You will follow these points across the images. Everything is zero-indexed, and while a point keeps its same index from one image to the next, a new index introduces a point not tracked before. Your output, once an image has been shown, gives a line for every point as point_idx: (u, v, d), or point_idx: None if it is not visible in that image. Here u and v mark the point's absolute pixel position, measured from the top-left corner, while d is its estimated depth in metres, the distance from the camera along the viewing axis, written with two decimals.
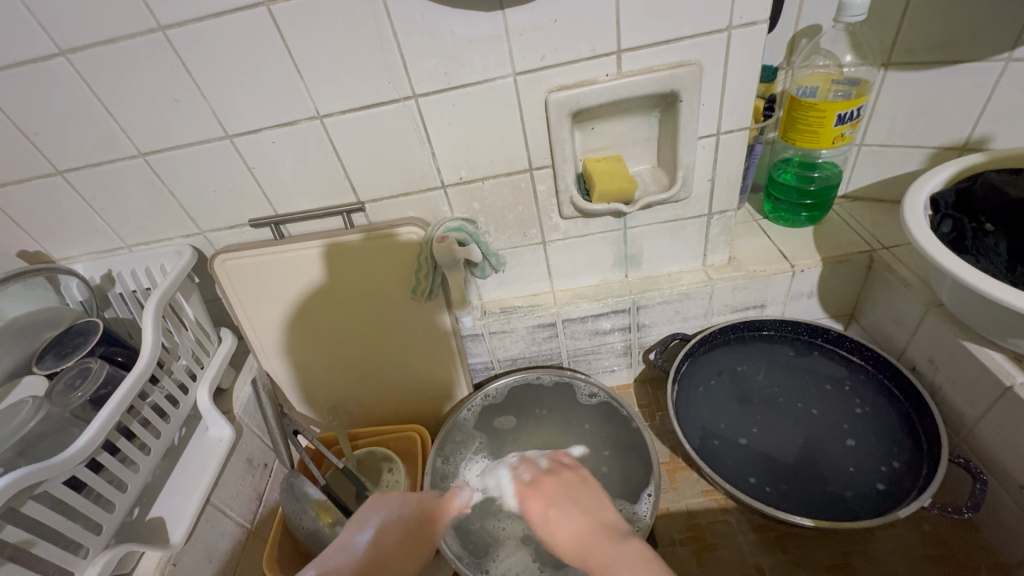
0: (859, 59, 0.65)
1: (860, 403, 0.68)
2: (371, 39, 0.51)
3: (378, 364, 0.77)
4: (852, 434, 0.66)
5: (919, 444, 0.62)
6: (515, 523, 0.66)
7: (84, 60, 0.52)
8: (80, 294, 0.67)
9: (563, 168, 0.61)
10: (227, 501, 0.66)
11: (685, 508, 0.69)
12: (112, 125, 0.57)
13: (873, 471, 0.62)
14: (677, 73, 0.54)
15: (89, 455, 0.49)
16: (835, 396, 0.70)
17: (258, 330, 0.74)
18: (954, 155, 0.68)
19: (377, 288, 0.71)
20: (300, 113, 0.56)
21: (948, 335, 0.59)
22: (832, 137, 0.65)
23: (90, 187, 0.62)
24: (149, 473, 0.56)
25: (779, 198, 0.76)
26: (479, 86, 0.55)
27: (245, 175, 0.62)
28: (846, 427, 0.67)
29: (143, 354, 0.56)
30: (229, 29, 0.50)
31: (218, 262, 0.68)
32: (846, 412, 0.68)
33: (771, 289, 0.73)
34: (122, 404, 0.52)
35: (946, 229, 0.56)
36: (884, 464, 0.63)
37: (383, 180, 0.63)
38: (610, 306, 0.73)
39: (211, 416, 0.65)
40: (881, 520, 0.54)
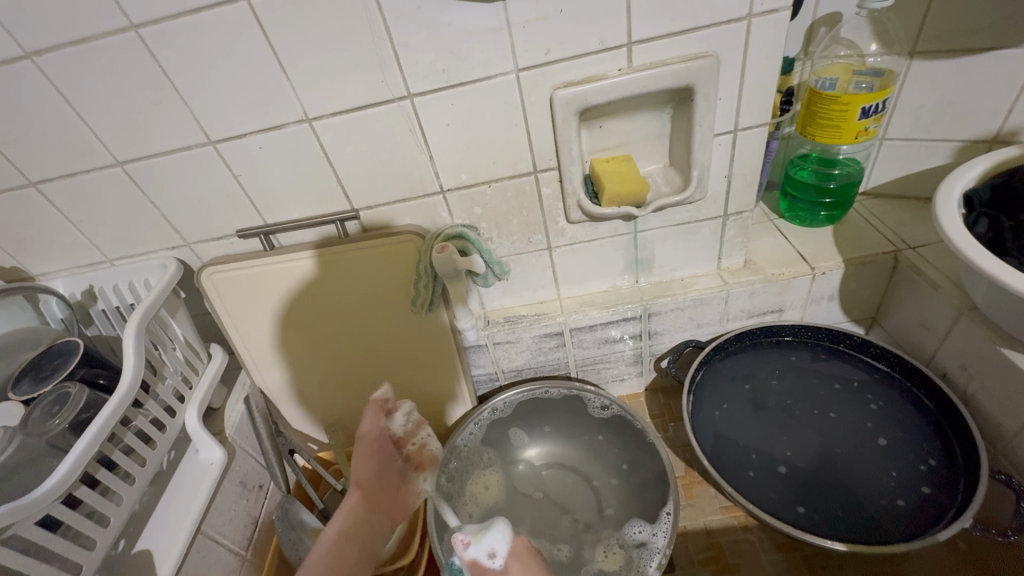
0: (884, 48, 0.61)
1: (873, 398, 0.66)
2: (362, 36, 0.47)
3: (377, 377, 0.73)
4: (881, 432, 0.63)
5: (949, 444, 0.59)
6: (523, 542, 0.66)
7: (52, 63, 0.48)
8: (60, 312, 0.63)
9: (570, 170, 0.57)
10: (220, 528, 0.62)
11: (703, 526, 0.66)
12: (86, 132, 0.53)
13: (912, 481, 0.59)
14: (693, 66, 0.50)
15: (66, 490, 0.45)
16: (847, 396, 0.67)
17: (250, 346, 0.71)
18: (983, 148, 0.64)
19: (374, 297, 0.67)
20: (287, 116, 0.52)
21: (984, 342, 0.56)
22: (855, 132, 0.61)
23: (67, 199, 0.59)
24: (134, 504, 0.53)
25: (795, 196, 0.72)
26: (479, 84, 0.51)
27: (231, 183, 0.58)
28: (870, 427, 0.64)
29: (125, 377, 0.52)
30: (207, 27, 0.46)
31: (205, 275, 0.65)
32: (863, 410, 0.66)
33: (790, 292, 0.69)
34: (102, 433, 0.48)
35: (982, 228, 0.52)
36: (923, 462, 0.59)
37: (377, 185, 0.59)
38: (620, 314, 0.69)
39: (201, 439, 0.62)
40: (922, 543, 0.50)
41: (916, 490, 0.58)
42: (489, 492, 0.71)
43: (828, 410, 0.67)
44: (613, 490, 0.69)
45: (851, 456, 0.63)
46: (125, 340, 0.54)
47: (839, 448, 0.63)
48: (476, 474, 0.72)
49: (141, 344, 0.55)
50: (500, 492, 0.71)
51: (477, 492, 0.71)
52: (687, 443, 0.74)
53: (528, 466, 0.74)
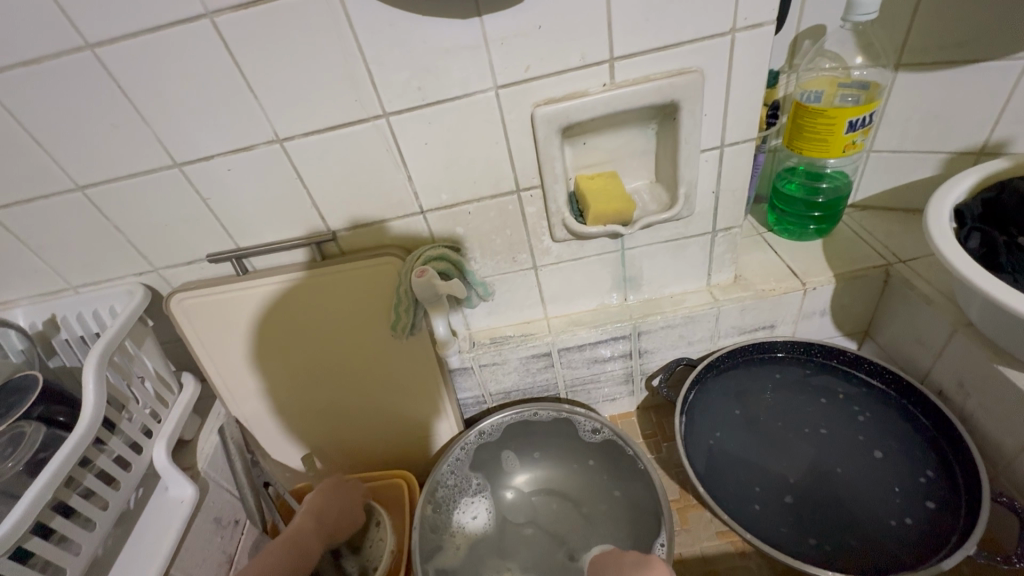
0: (871, 60, 0.61)
1: (860, 409, 0.65)
2: (333, 53, 0.45)
3: (358, 403, 0.71)
4: (877, 445, 0.62)
5: (944, 456, 0.58)
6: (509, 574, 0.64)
7: (4, 85, 0.46)
8: (20, 343, 0.60)
9: (554, 188, 0.55)
10: (191, 570, 0.58)
11: (699, 553, 0.63)
12: (42, 155, 0.50)
13: (913, 502, 0.57)
14: (677, 82, 0.49)
15: (14, 543, 0.42)
16: (834, 408, 0.66)
17: (225, 374, 0.68)
18: (970, 160, 0.64)
19: (353, 321, 0.64)
20: (257, 137, 0.50)
21: (980, 359, 0.54)
22: (843, 145, 0.60)
23: (24, 225, 0.55)
24: (93, 551, 0.49)
25: (784, 210, 0.71)
26: (457, 101, 0.49)
27: (199, 206, 0.55)
28: (862, 439, 0.63)
29: (83, 416, 0.49)
30: (168, 46, 0.44)
31: (174, 302, 0.62)
32: (852, 422, 0.65)
33: (782, 308, 0.68)
34: (56, 478, 0.45)
35: (974, 244, 0.51)
36: (920, 474, 0.58)
37: (354, 206, 0.56)
38: (609, 333, 0.67)
39: (170, 475, 0.58)
40: (925, 573, 0.48)
41: (920, 512, 0.56)
42: (479, 523, 0.69)
43: (825, 428, 0.65)
44: (609, 518, 0.67)
45: (855, 476, 0.61)
46: (84, 375, 0.51)
47: (840, 466, 0.62)
48: (465, 504, 0.69)
49: (103, 378, 0.52)
50: (490, 522, 0.69)
51: (466, 522, 0.68)
52: (680, 464, 0.72)
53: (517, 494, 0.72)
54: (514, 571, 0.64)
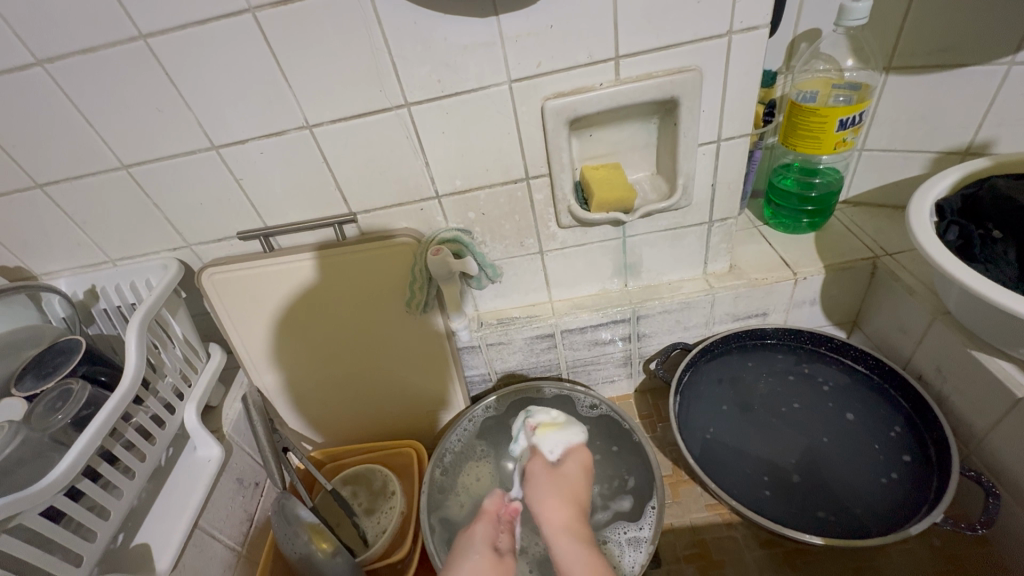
0: (860, 63, 0.64)
1: (824, 380, 0.71)
2: (361, 46, 0.50)
3: (370, 379, 0.75)
4: (850, 409, 0.68)
5: (913, 418, 0.64)
6: None
7: (62, 70, 0.50)
8: (63, 310, 0.65)
9: (561, 177, 0.59)
10: (217, 524, 0.63)
11: (690, 523, 0.67)
12: (92, 135, 0.55)
13: (894, 464, 0.62)
14: (677, 79, 0.53)
15: (68, 482, 0.47)
16: (801, 384, 0.72)
17: (250, 347, 0.72)
18: (956, 159, 0.67)
19: (369, 298, 0.69)
20: (288, 123, 0.54)
21: (955, 344, 0.58)
22: (834, 143, 0.64)
23: (71, 201, 0.60)
24: (133, 498, 0.54)
25: (779, 204, 0.75)
26: (473, 94, 0.53)
27: (232, 187, 0.60)
28: (832, 406, 0.69)
29: (126, 375, 0.54)
30: (213, 38, 0.49)
31: (206, 277, 0.66)
32: (819, 393, 0.70)
33: (774, 297, 0.72)
34: (104, 428, 0.50)
35: (952, 236, 0.55)
36: (891, 430, 0.64)
37: (375, 190, 0.61)
38: (609, 316, 0.71)
39: (198, 436, 0.63)
40: (895, 537, 0.52)
41: (892, 486, 0.60)
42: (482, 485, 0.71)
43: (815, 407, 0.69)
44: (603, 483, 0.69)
45: (838, 443, 0.65)
46: (126, 338, 0.55)
47: (826, 437, 0.66)
48: (468, 468, 0.73)
49: (143, 342, 0.57)
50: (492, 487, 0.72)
51: (470, 485, 0.71)
52: (674, 443, 0.76)
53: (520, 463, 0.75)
54: None
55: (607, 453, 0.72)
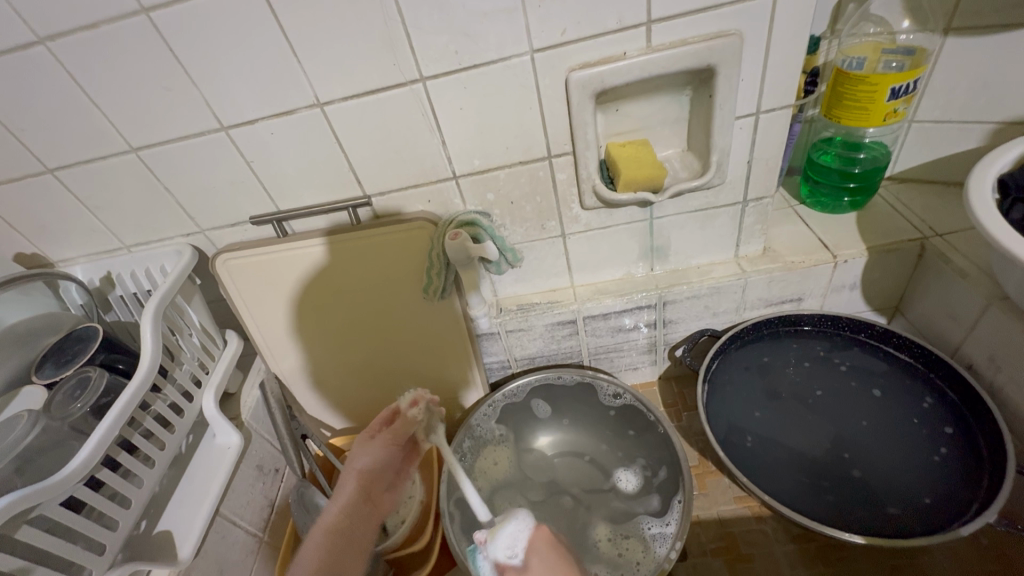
0: (918, 25, 0.59)
1: (841, 359, 0.69)
2: (373, 15, 0.46)
3: (388, 364, 0.74)
4: (878, 384, 0.65)
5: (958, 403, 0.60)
6: None
7: (65, 49, 0.48)
8: (80, 298, 0.64)
9: (585, 155, 0.56)
10: (238, 510, 0.63)
11: (717, 516, 0.65)
12: (99, 118, 0.53)
13: (939, 437, 0.59)
14: (715, 45, 0.48)
15: (88, 472, 0.46)
16: (820, 367, 0.69)
17: (266, 334, 0.71)
18: (1019, 131, 0.61)
19: (381, 283, 0.67)
20: (299, 101, 0.52)
21: (1014, 333, 0.54)
22: (883, 114, 0.59)
23: (83, 186, 0.59)
24: (154, 486, 0.54)
25: (817, 181, 0.70)
26: (493, 66, 0.50)
27: (243, 170, 0.57)
28: (855, 385, 0.66)
29: (143, 364, 0.53)
30: (217, 10, 0.46)
31: (220, 262, 0.65)
32: (838, 376, 0.68)
33: (810, 281, 0.67)
34: (122, 418, 0.49)
35: (1017, 214, 0.50)
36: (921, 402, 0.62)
37: (389, 171, 0.58)
38: (634, 302, 0.68)
39: (217, 423, 0.62)
40: (942, 538, 0.49)
41: (937, 479, 0.57)
42: (500, 470, 0.72)
43: (851, 395, 0.66)
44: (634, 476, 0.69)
45: (878, 431, 0.62)
46: (142, 326, 0.54)
47: (864, 420, 0.64)
48: (488, 453, 0.72)
49: (158, 331, 0.56)
50: (513, 472, 0.72)
51: (489, 469, 0.71)
52: (700, 433, 0.74)
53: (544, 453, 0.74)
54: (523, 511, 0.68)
55: (637, 445, 0.70)
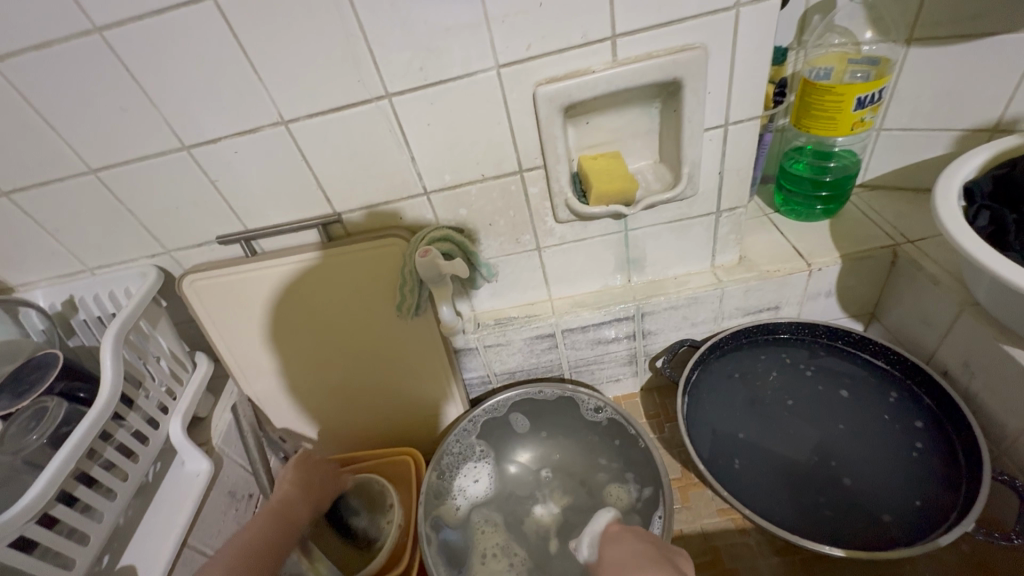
0: (880, 35, 0.60)
1: (807, 364, 0.69)
2: (336, 33, 0.46)
3: (364, 383, 0.72)
4: (847, 386, 0.66)
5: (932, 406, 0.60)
6: (494, 534, 0.66)
7: (16, 69, 0.47)
8: (40, 323, 0.62)
9: (556, 169, 0.55)
10: (207, 540, 0.61)
11: (700, 529, 0.64)
12: (54, 139, 0.51)
13: (910, 431, 0.60)
14: (680, 58, 0.48)
15: (41, 509, 0.44)
16: (792, 373, 0.69)
17: (237, 355, 0.70)
18: (984, 138, 0.62)
19: (355, 300, 0.65)
20: (263, 119, 0.51)
21: (985, 339, 0.54)
22: (851, 123, 0.59)
23: (42, 209, 0.57)
24: (115, 520, 0.52)
25: (791, 190, 0.70)
26: (459, 81, 0.49)
27: (208, 189, 0.56)
28: (822, 388, 0.67)
29: (102, 393, 0.51)
30: (174, 28, 0.45)
31: (187, 283, 0.64)
32: (806, 381, 0.68)
33: (786, 289, 0.68)
34: (78, 450, 0.47)
35: (983, 222, 0.50)
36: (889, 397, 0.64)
37: (358, 188, 0.57)
38: (612, 314, 0.68)
39: (186, 450, 0.60)
40: (921, 548, 0.48)
41: (913, 482, 0.57)
42: (480, 487, 0.70)
43: (821, 398, 0.66)
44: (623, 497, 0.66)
45: (854, 435, 0.62)
46: (102, 353, 0.53)
47: (841, 423, 0.63)
48: (467, 469, 0.70)
49: (119, 357, 0.54)
50: (491, 489, 0.70)
51: (467, 487, 0.69)
52: (682, 444, 0.73)
53: (523, 469, 0.73)
54: (500, 528, 0.66)
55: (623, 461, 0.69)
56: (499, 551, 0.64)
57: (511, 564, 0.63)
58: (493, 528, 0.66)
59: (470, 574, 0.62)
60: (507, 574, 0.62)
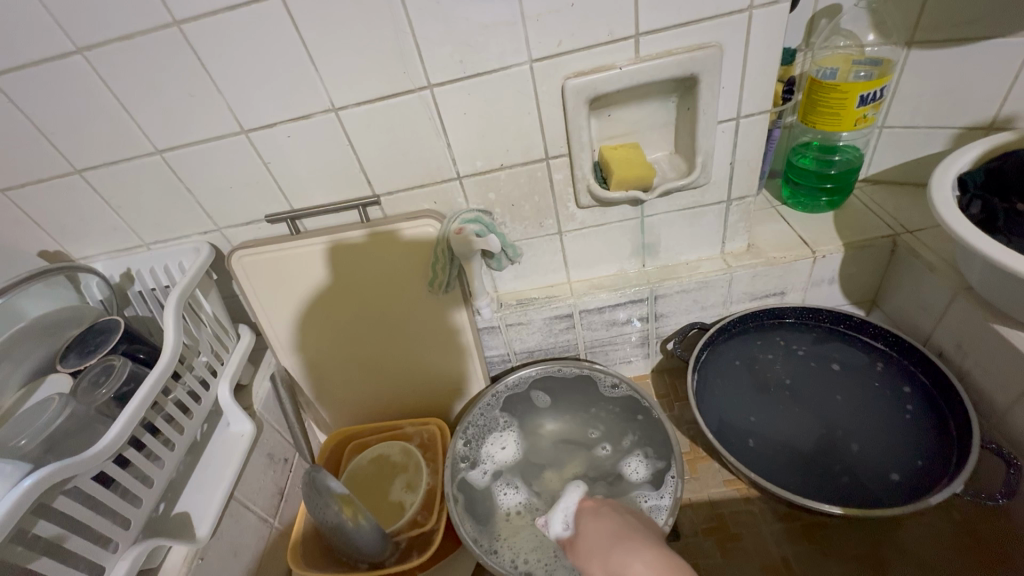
0: (882, 38, 0.64)
1: (799, 345, 0.74)
2: (388, 29, 0.51)
3: (393, 357, 0.77)
4: (838, 360, 0.71)
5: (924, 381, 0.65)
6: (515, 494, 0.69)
7: (101, 58, 0.52)
8: (101, 292, 0.67)
9: (580, 157, 0.60)
10: (249, 495, 0.66)
11: (707, 498, 0.69)
12: (127, 121, 0.57)
13: (900, 397, 0.66)
14: (697, 56, 0.53)
15: (116, 450, 0.49)
16: (792, 353, 0.73)
17: (276, 328, 0.75)
18: (980, 135, 0.66)
19: (391, 278, 0.70)
20: (316, 107, 0.56)
21: (977, 319, 0.58)
22: (854, 119, 0.64)
23: (109, 186, 0.63)
24: (173, 469, 0.57)
25: (797, 183, 0.75)
26: (496, 74, 0.54)
27: (261, 170, 0.61)
28: (814, 364, 0.72)
29: (165, 351, 0.56)
30: (244, 23, 0.50)
31: (236, 259, 0.69)
32: (801, 360, 0.72)
33: (792, 275, 0.72)
34: (147, 400, 0.52)
35: (975, 210, 0.55)
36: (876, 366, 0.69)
37: (397, 172, 0.62)
38: (628, 296, 0.72)
39: (232, 412, 0.65)
40: (914, 507, 0.52)
41: (906, 449, 0.61)
42: (506, 453, 0.73)
43: (816, 373, 0.71)
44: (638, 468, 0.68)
45: (852, 405, 0.67)
46: (164, 317, 0.58)
47: (839, 395, 0.68)
48: (494, 437, 0.75)
49: (180, 321, 0.59)
50: (517, 454, 0.73)
51: (494, 453, 0.73)
52: (691, 421, 0.77)
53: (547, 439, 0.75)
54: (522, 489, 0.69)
55: (639, 435, 0.72)
56: (521, 510, 0.67)
57: (532, 520, 0.66)
58: (514, 490, 0.70)
59: (494, 529, 0.66)
60: (529, 529, 0.65)
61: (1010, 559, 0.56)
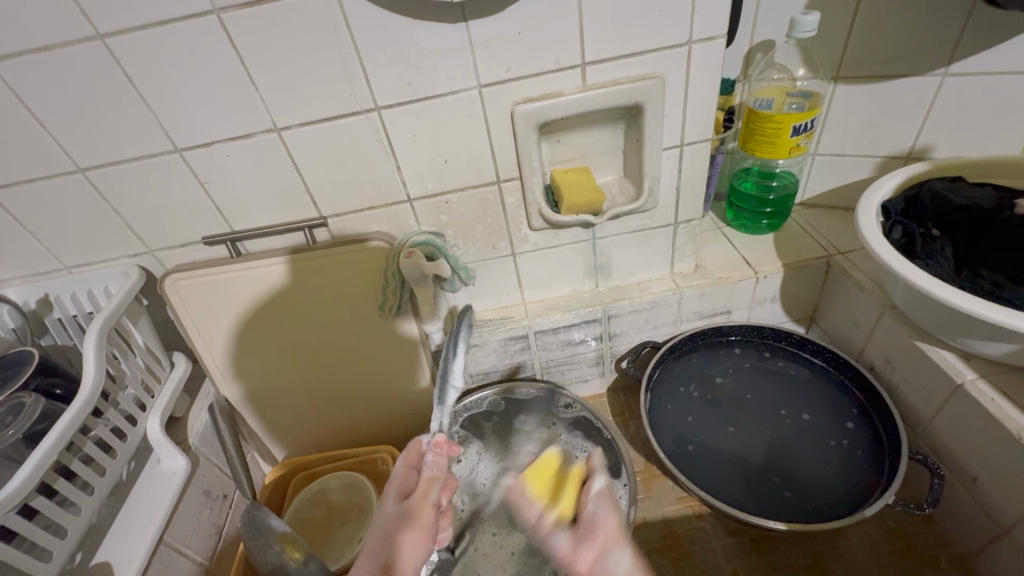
0: (811, 72, 0.68)
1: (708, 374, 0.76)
2: (332, 53, 0.50)
3: (345, 382, 0.74)
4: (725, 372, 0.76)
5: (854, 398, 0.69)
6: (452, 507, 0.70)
7: (14, 70, 0.48)
8: (12, 320, 0.61)
9: (532, 180, 0.60)
10: (182, 538, 0.61)
11: (661, 516, 0.69)
12: (44, 136, 0.53)
13: (820, 405, 0.70)
14: (640, 85, 0.55)
15: (21, 500, 0.44)
16: (722, 365, 0.77)
17: (216, 357, 0.71)
18: (900, 163, 0.72)
19: (339, 301, 0.68)
20: (257, 125, 0.54)
21: (902, 336, 0.62)
22: (788, 148, 0.67)
23: (23, 206, 0.58)
24: (92, 515, 0.52)
25: (739, 206, 0.78)
26: (445, 98, 0.54)
27: (197, 191, 0.58)
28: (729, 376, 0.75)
29: (84, 386, 0.51)
30: (176, 39, 0.48)
31: (169, 283, 0.64)
32: (725, 372, 0.76)
33: (737, 295, 0.75)
34: (61, 442, 0.47)
35: (897, 234, 0.59)
36: (793, 371, 0.74)
37: (345, 194, 0.60)
38: (581, 316, 0.73)
39: (163, 448, 0.61)
40: (851, 519, 0.55)
41: (836, 458, 0.65)
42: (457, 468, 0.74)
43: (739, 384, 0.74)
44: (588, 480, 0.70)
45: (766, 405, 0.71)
46: (85, 349, 0.53)
47: (751, 394, 0.73)
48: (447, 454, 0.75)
49: (102, 351, 0.54)
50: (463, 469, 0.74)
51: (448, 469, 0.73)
52: (645, 439, 0.78)
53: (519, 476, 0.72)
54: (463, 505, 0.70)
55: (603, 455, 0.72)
56: None
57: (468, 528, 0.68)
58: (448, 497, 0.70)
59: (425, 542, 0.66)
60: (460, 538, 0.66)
61: (939, 563, 0.60)
